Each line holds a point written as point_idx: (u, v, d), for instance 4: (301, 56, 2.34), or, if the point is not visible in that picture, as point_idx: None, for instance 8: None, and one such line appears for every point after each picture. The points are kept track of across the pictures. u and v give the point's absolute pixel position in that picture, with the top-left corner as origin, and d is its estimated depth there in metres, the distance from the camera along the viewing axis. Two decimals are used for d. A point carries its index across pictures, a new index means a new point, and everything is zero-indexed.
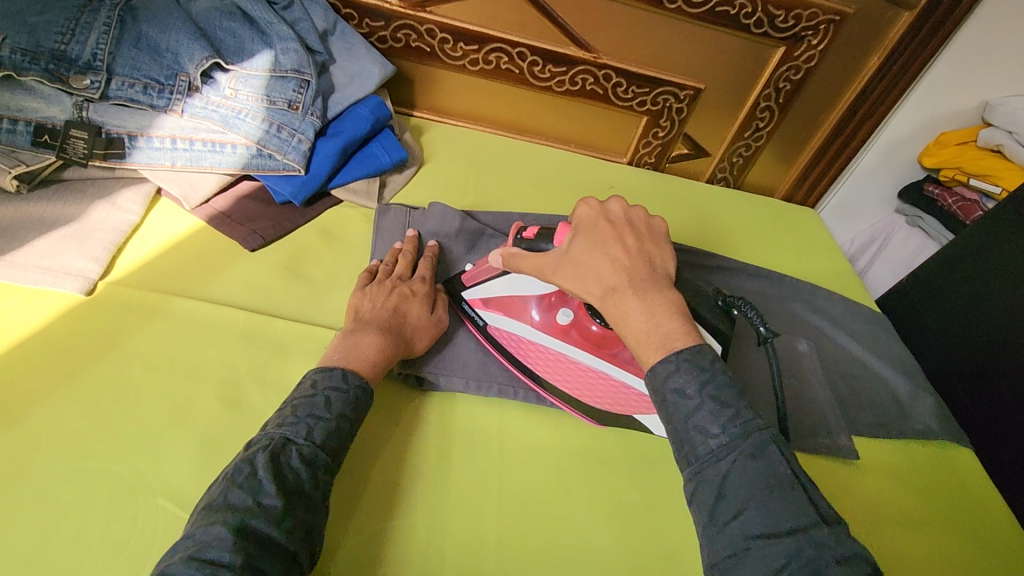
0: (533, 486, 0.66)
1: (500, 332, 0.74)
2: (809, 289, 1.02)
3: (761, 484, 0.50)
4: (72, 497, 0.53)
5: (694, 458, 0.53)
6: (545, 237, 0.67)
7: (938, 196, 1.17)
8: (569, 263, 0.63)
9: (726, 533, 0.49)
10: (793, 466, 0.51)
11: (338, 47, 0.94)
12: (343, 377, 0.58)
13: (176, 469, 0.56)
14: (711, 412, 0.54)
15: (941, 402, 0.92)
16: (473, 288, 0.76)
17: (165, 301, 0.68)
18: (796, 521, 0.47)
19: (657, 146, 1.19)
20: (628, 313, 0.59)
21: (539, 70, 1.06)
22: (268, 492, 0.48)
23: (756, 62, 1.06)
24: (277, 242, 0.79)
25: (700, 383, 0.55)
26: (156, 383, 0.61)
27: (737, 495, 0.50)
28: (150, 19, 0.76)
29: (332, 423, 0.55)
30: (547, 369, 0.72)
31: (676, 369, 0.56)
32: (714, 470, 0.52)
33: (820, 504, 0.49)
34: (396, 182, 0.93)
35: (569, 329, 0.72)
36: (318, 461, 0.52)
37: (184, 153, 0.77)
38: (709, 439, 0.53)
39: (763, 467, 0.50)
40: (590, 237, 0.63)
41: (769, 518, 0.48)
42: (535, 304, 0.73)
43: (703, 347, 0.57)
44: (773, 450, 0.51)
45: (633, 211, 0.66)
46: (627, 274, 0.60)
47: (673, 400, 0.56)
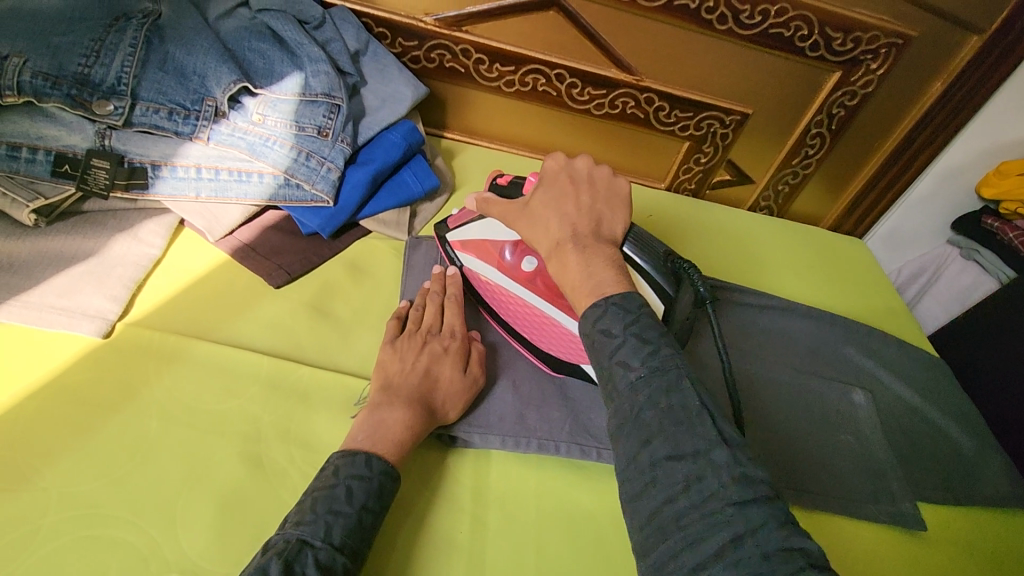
0: (575, 557, 0.60)
1: (471, 273, 0.76)
2: (864, 332, 0.95)
3: (674, 416, 0.45)
4: (80, 570, 0.49)
5: (614, 395, 0.48)
6: (516, 185, 0.68)
7: (998, 229, 1.07)
8: (526, 213, 0.62)
9: (634, 465, 0.45)
10: (705, 395, 0.45)
11: (370, 68, 0.89)
12: (365, 463, 0.54)
13: (193, 539, 0.51)
14: (632, 347, 0.48)
15: (1009, 460, 0.85)
16: (457, 231, 0.77)
17: (185, 345, 0.63)
18: (700, 447, 0.43)
19: (699, 172, 1.13)
20: (565, 265, 0.56)
21: (578, 93, 1.01)
22: None
23: (809, 86, 1.00)
24: (303, 277, 0.75)
25: (624, 322, 0.49)
26: (174, 437, 0.57)
27: (648, 427, 0.45)
28: (177, 41, 0.72)
29: (353, 518, 0.51)
30: (507, 311, 0.74)
31: (603, 312, 0.50)
32: (628, 404, 0.46)
33: (726, 428, 0.44)
34: (428, 211, 0.88)
35: (531, 275, 0.72)
36: (335, 566, 0.47)
37: (209, 183, 0.73)
38: (628, 373, 0.47)
39: (676, 401, 0.45)
40: (548, 191, 0.61)
41: (676, 445, 0.44)
42: (505, 249, 0.74)
43: (633, 292, 0.52)
44: (689, 383, 0.46)
45: (598, 171, 0.62)
46: (572, 227, 0.58)
47: (598, 339, 0.50)
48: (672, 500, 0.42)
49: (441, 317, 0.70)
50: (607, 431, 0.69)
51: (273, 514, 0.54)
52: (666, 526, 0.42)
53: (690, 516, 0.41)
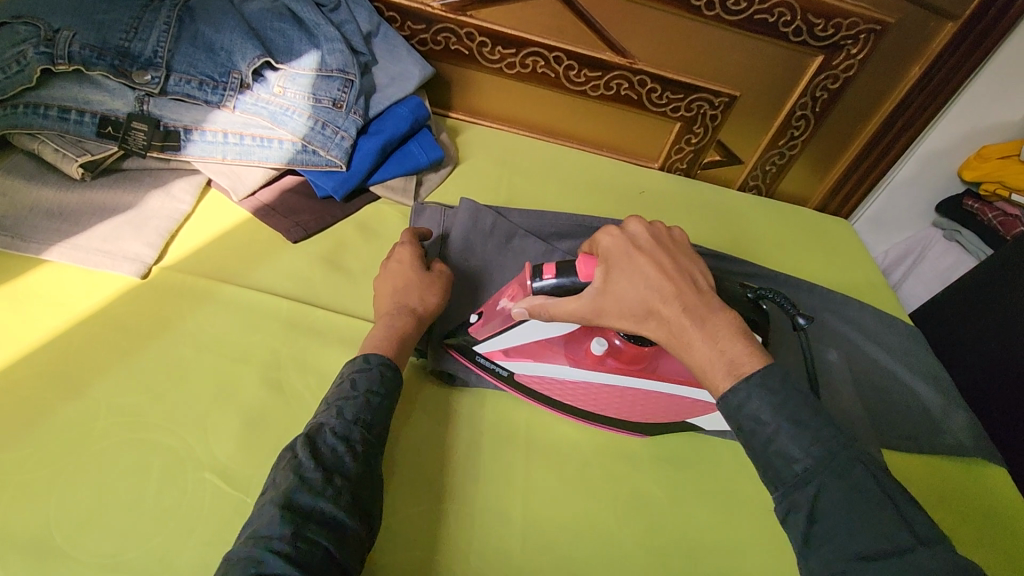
0: (560, 480, 0.67)
1: (530, 377, 0.71)
2: (841, 300, 1.01)
3: (850, 506, 0.49)
4: (127, 466, 0.56)
5: (779, 482, 0.51)
6: (569, 272, 0.63)
7: (978, 210, 1.15)
8: (616, 300, 0.60)
9: (819, 557, 0.48)
10: (880, 479, 0.50)
11: (380, 49, 0.97)
12: (364, 359, 0.62)
13: (222, 445, 0.59)
14: (791, 435, 0.51)
15: (974, 418, 0.91)
16: (491, 340, 0.70)
17: (213, 287, 0.71)
18: (890, 545, 0.47)
19: (690, 152, 1.19)
20: (691, 344, 0.56)
21: (575, 75, 1.07)
22: (309, 467, 0.51)
23: (795, 70, 1.06)
24: (318, 235, 0.82)
25: (773, 406, 0.52)
26: (204, 362, 0.65)
27: (826, 517, 0.49)
28: (206, 19, 0.80)
29: (361, 400, 0.58)
30: (593, 401, 0.71)
31: (747, 397, 0.53)
32: (803, 493, 0.50)
33: (913, 523, 0.48)
34: (432, 180, 0.96)
35: (605, 356, 0.69)
36: (351, 435, 0.55)
37: (234, 147, 0.81)
38: (793, 463, 0.51)
39: (850, 488, 0.49)
40: (626, 269, 0.59)
41: (863, 543, 0.47)
42: (565, 338, 0.70)
43: (770, 365, 0.54)
44: (862, 470, 0.49)
45: (654, 230, 0.63)
46: (679, 302, 0.57)
47: (748, 424, 0.53)
48: None
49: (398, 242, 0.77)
50: None
51: (292, 428, 0.62)
52: None
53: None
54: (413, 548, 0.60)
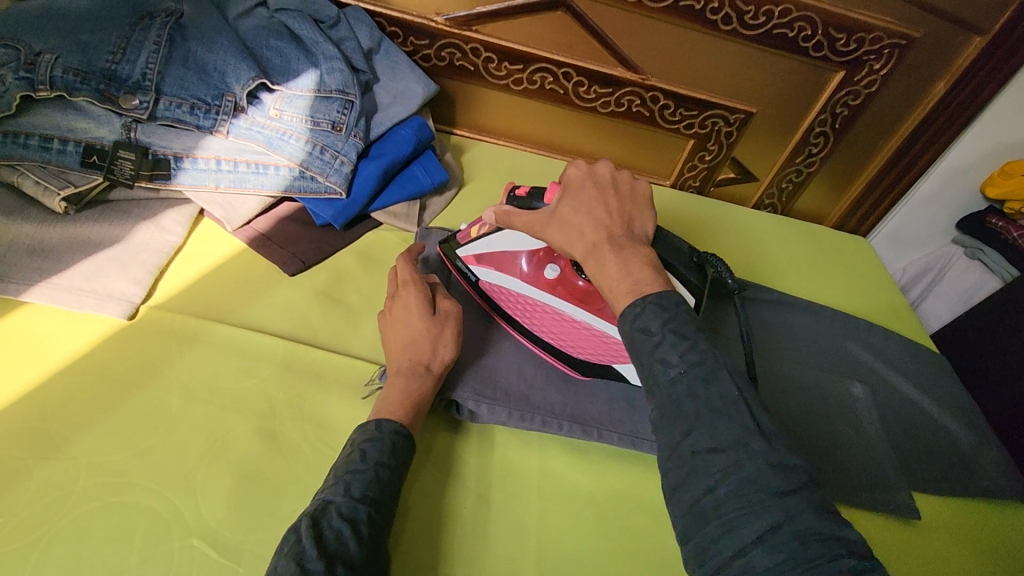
0: (574, 535, 0.63)
1: (489, 285, 0.77)
2: (863, 328, 0.96)
3: (713, 407, 0.46)
4: (109, 532, 0.52)
5: (655, 388, 0.49)
6: (538, 196, 0.68)
7: (1002, 229, 1.10)
8: (555, 220, 0.63)
9: (677, 454, 0.46)
10: (745, 390, 0.47)
11: (382, 66, 0.93)
12: (375, 426, 0.58)
13: (212, 507, 0.54)
14: (671, 343, 0.50)
15: (1007, 455, 0.86)
16: (471, 246, 0.78)
17: (204, 327, 0.67)
18: (739, 437, 0.45)
19: (703, 170, 1.14)
20: (602, 265, 0.57)
21: (585, 91, 1.03)
22: (311, 556, 0.46)
23: (813, 86, 1.02)
24: (317, 266, 0.78)
25: (662, 318, 0.51)
26: (194, 412, 0.60)
27: (687, 417, 0.47)
28: (200, 40, 0.75)
29: (370, 473, 0.54)
30: (535, 322, 0.75)
31: (642, 308, 0.52)
32: (669, 396, 0.48)
33: (764, 423, 0.46)
34: (436, 205, 0.91)
35: (555, 283, 0.75)
36: (358, 515, 0.51)
37: (228, 174, 0.77)
38: (667, 368, 0.49)
39: (716, 392, 0.47)
40: (577, 198, 0.62)
41: (714, 437, 0.45)
42: (524, 259, 0.76)
43: (670, 291, 0.53)
44: (727, 374, 0.48)
45: (621, 176, 0.64)
46: (607, 230, 0.59)
47: (637, 336, 0.51)
48: (711, 488, 0.44)
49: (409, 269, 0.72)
50: (608, 414, 0.71)
51: (288, 486, 0.57)
52: (708, 513, 0.43)
53: (727, 505, 0.42)
54: None
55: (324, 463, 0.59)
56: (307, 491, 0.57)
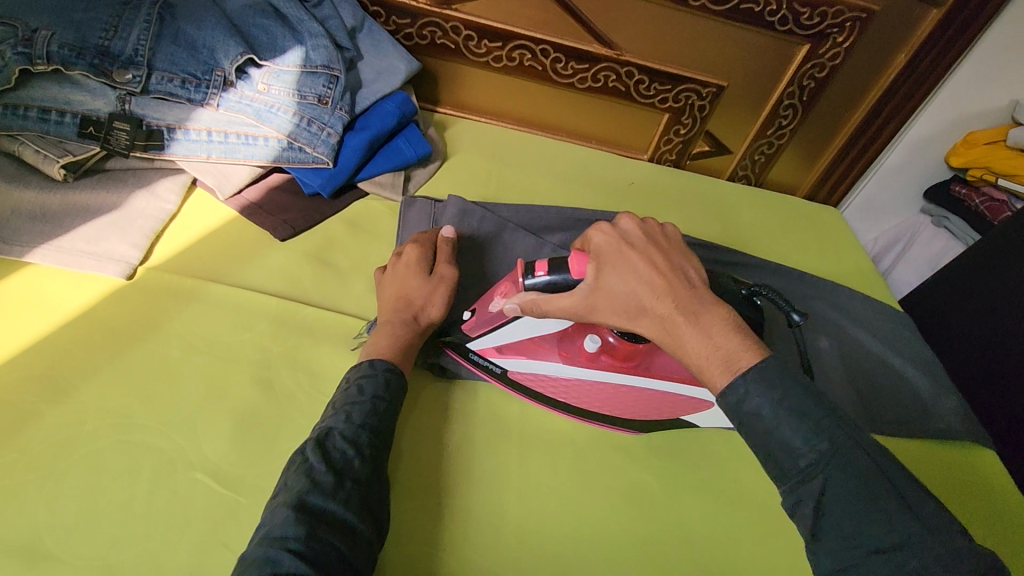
0: (553, 471, 0.68)
1: (523, 375, 0.72)
2: (831, 287, 1.01)
3: (854, 493, 0.49)
4: (117, 467, 0.55)
5: (785, 476, 0.52)
6: (560, 269, 0.63)
7: (965, 196, 1.16)
8: (605, 296, 0.60)
9: (830, 546, 0.50)
10: (880, 461, 0.50)
11: (365, 44, 0.96)
12: (370, 364, 0.62)
13: (213, 444, 0.58)
14: (791, 427, 0.51)
15: (965, 402, 0.91)
16: (479, 337, 0.71)
17: (200, 286, 0.70)
18: (892, 526, 0.48)
19: (679, 144, 1.19)
20: (686, 342, 0.56)
21: (562, 67, 1.07)
22: (320, 470, 0.52)
23: (780, 59, 1.06)
24: (306, 231, 0.82)
25: (772, 401, 0.52)
26: (193, 362, 0.64)
27: (833, 506, 0.50)
28: (188, 16, 0.79)
29: (368, 404, 0.59)
30: (586, 400, 0.72)
31: (746, 393, 0.52)
32: (809, 488, 0.50)
33: (905, 494, 0.49)
34: (421, 175, 0.95)
35: (597, 354, 0.71)
36: (359, 439, 0.56)
37: (219, 145, 0.80)
38: (796, 456, 0.51)
39: (855, 476, 0.49)
40: (619, 267, 0.60)
41: (869, 530, 0.48)
42: (556, 339, 0.72)
43: (766, 360, 0.53)
44: (861, 455, 0.50)
45: (646, 225, 0.63)
46: (672, 299, 0.57)
47: (748, 421, 0.53)
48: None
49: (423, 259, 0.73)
50: None
51: (284, 427, 0.61)
52: None
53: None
54: (406, 541, 0.60)
55: (315, 406, 0.63)
56: (300, 430, 0.61)
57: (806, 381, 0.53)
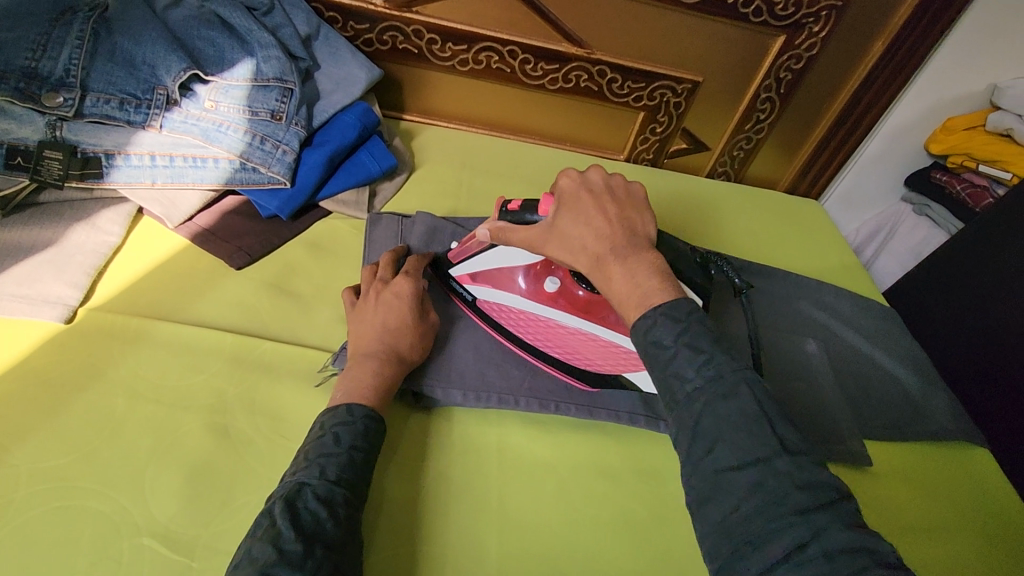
0: (535, 505, 0.64)
1: (490, 304, 0.76)
2: (816, 286, 0.99)
3: (733, 422, 0.48)
4: (55, 537, 0.51)
5: (676, 404, 0.51)
6: (531, 208, 0.68)
7: (946, 182, 1.15)
8: (553, 234, 0.64)
9: (700, 472, 0.47)
10: (766, 402, 0.48)
11: (322, 52, 0.91)
12: (347, 411, 0.58)
13: (162, 504, 0.54)
14: (686, 357, 0.51)
15: (956, 400, 0.89)
16: (460, 265, 0.77)
17: (147, 327, 0.65)
18: (762, 453, 0.46)
19: (656, 142, 1.15)
20: (609, 276, 0.59)
21: (532, 68, 1.03)
22: (288, 538, 0.47)
23: (757, 51, 1.03)
24: (264, 258, 0.77)
25: (676, 331, 0.53)
26: (140, 412, 0.59)
27: (709, 433, 0.48)
28: (123, 31, 0.73)
29: (344, 456, 0.54)
30: (539, 337, 0.74)
31: (654, 322, 0.54)
32: (689, 413, 0.50)
33: (785, 436, 0.47)
34: (387, 190, 0.91)
35: (555, 296, 0.74)
36: (334, 497, 0.51)
37: (164, 170, 0.75)
38: (684, 383, 0.51)
39: (737, 407, 0.48)
40: (572, 209, 0.63)
41: (738, 454, 0.46)
42: (519, 275, 0.75)
43: (680, 300, 0.55)
44: (747, 389, 0.49)
45: (612, 179, 0.66)
46: (609, 240, 0.60)
47: (652, 350, 0.53)
48: (737, 505, 0.45)
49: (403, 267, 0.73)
50: (565, 387, 0.73)
51: (242, 479, 0.56)
52: (734, 530, 0.44)
53: (756, 521, 0.43)
54: None
55: (276, 453, 0.59)
56: (260, 481, 0.57)
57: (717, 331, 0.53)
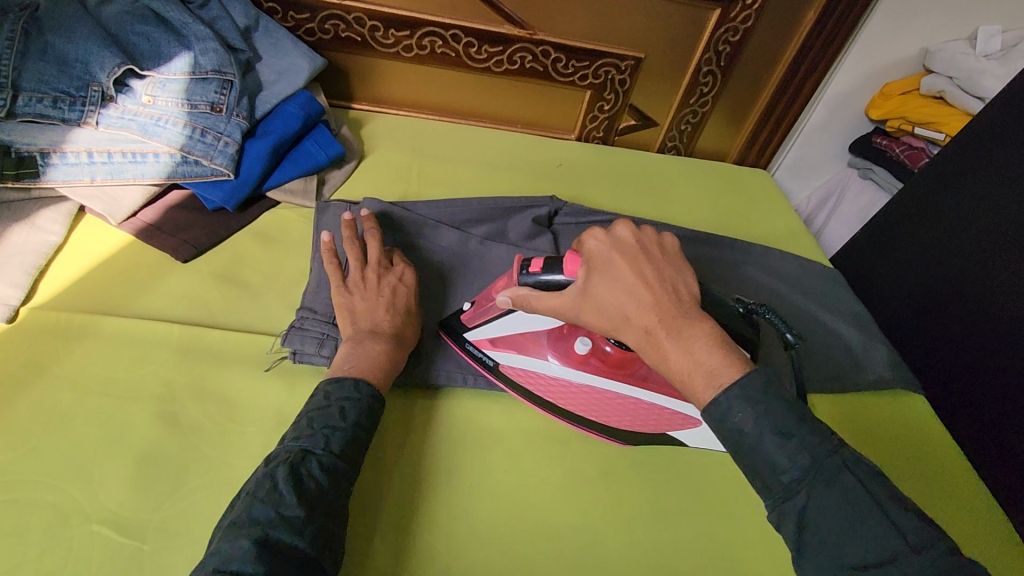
0: (486, 472, 0.66)
1: (513, 370, 0.72)
2: (761, 251, 1.02)
3: (839, 512, 0.48)
4: (3, 530, 0.51)
5: (770, 489, 0.51)
6: (554, 267, 0.63)
7: (886, 146, 1.19)
8: (592, 303, 0.60)
9: (810, 561, 0.49)
10: (869, 487, 0.49)
11: (262, 44, 0.91)
12: (353, 387, 0.60)
13: (113, 491, 0.55)
14: (776, 444, 0.50)
15: (894, 352, 0.93)
16: (475, 330, 0.73)
17: (94, 323, 0.66)
18: (874, 547, 0.47)
19: (605, 120, 1.17)
20: (667, 355, 0.55)
21: (476, 51, 1.04)
22: (291, 503, 0.51)
23: (695, 26, 1.05)
24: (211, 251, 0.77)
25: (755, 416, 0.51)
26: (87, 405, 0.60)
27: (814, 524, 0.49)
28: (53, 28, 0.72)
29: (348, 432, 0.57)
30: (573, 403, 0.71)
31: (729, 408, 0.51)
32: (792, 504, 0.50)
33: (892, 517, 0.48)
34: (336, 178, 0.91)
35: (587, 357, 0.71)
36: (338, 469, 0.55)
37: (103, 167, 0.75)
38: (779, 473, 0.50)
39: (840, 496, 0.48)
40: (609, 275, 0.59)
41: (850, 546, 0.47)
42: (544, 337, 0.72)
43: (750, 372, 0.52)
44: (849, 477, 0.49)
45: (642, 233, 0.61)
46: (656, 310, 0.56)
47: (731, 435, 0.52)
48: None
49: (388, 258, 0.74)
50: None
51: (193, 463, 0.58)
52: None
53: None
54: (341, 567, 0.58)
55: (227, 438, 0.60)
56: (211, 464, 0.58)
57: (788, 397, 0.52)
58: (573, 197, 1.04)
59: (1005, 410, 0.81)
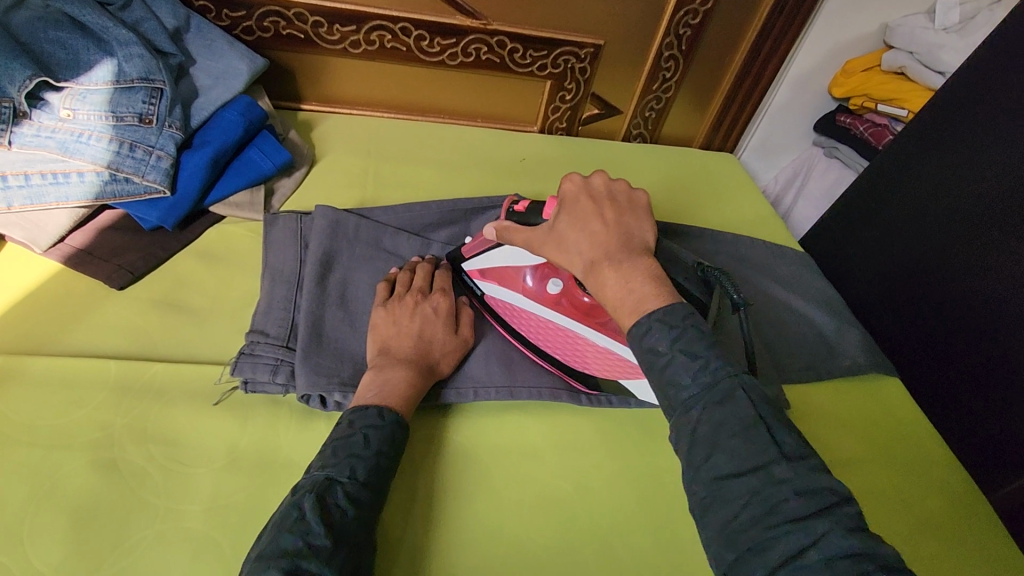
0: (456, 495, 0.63)
1: (496, 301, 0.76)
2: (731, 239, 1.00)
3: (729, 429, 0.48)
4: None
5: (675, 408, 0.51)
6: (537, 211, 0.68)
7: (850, 124, 1.18)
8: (554, 239, 0.63)
9: (699, 477, 0.48)
10: (761, 407, 0.48)
11: (195, 45, 0.84)
12: (378, 414, 0.58)
13: (47, 551, 0.51)
14: (684, 366, 0.51)
15: (867, 334, 0.93)
16: (473, 260, 0.77)
17: (17, 365, 0.61)
18: (759, 460, 0.46)
19: (567, 110, 1.14)
20: (603, 284, 0.58)
21: (428, 45, 0.98)
22: (318, 533, 0.48)
23: (654, 8, 1.01)
24: (149, 275, 0.72)
25: (670, 338, 0.52)
26: (15, 457, 0.55)
27: (706, 441, 0.48)
28: None
29: (373, 459, 0.55)
30: (535, 334, 0.74)
31: (649, 330, 0.53)
32: (687, 422, 0.50)
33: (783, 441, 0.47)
34: (285, 187, 0.86)
35: (559, 298, 0.74)
36: (362, 497, 0.52)
37: (20, 191, 0.69)
38: (681, 391, 0.51)
39: (732, 414, 0.48)
40: (572, 213, 0.62)
41: (738, 462, 0.46)
42: (527, 274, 0.74)
43: (675, 306, 0.54)
44: (741, 395, 0.49)
45: (615, 185, 0.64)
46: (603, 244, 0.59)
47: (648, 359, 0.53)
48: (737, 514, 0.45)
49: (429, 281, 0.74)
50: (486, 373, 0.71)
51: (135, 512, 0.54)
52: (737, 538, 0.44)
53: None
54: None
55: (171, 481, 0.56)
56: (156, 513, 0.54)
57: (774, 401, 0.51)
58: (538, 193, 1.00)
59: (977, 388, 0.81)
